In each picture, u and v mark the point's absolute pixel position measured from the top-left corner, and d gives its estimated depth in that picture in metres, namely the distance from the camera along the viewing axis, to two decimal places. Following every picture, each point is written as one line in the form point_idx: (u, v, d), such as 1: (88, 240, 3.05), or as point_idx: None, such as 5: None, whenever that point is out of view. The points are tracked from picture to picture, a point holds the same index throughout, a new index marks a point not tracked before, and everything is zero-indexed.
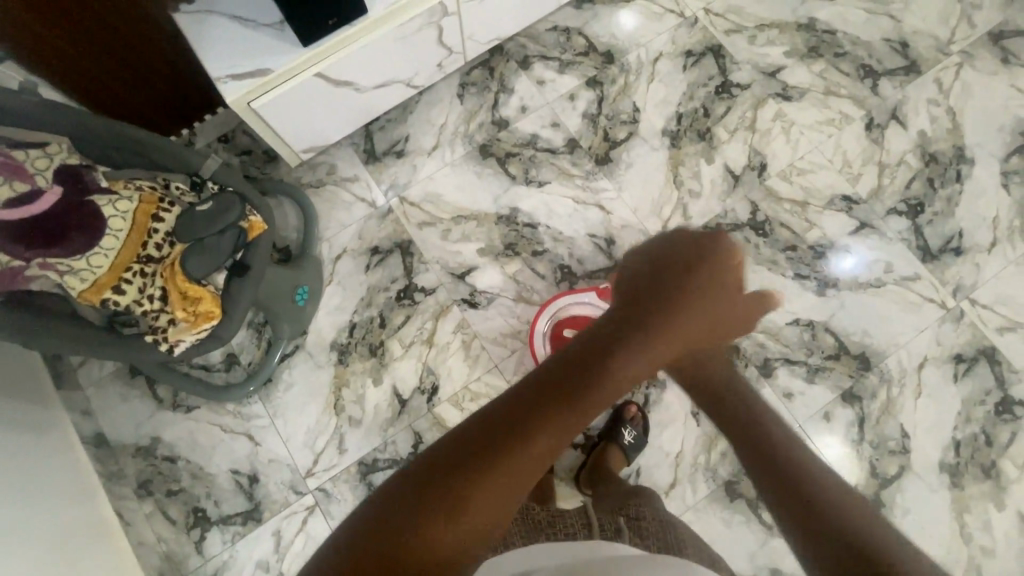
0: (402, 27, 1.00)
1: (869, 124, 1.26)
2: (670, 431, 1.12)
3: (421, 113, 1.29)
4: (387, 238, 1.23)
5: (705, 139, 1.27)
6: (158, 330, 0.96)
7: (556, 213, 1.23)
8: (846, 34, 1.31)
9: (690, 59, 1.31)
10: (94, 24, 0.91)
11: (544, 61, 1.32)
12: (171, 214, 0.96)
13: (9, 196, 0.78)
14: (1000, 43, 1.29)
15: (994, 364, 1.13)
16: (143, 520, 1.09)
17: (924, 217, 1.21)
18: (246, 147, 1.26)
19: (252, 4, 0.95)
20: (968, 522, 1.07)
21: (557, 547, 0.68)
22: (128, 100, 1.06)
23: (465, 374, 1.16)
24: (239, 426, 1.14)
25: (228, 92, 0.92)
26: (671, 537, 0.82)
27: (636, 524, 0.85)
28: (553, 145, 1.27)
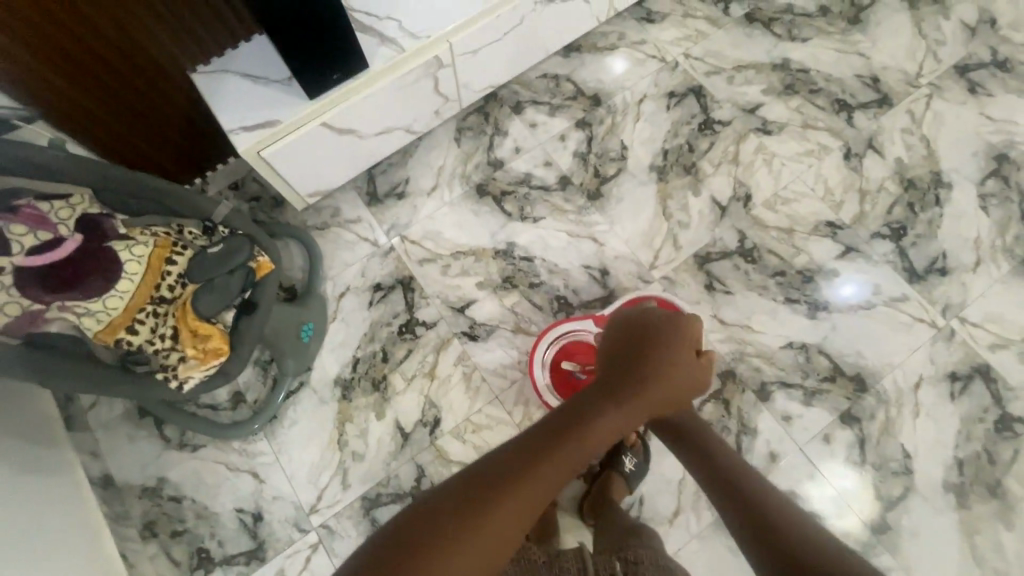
0: (402, 77, 1.08)
1: (847, 153, 1.32)
2: (671, 457, 1.12)
3: (421, 157, 1.36)
4: (389, 275, 1.27)
5: (692, 173, 1.33)
6: (168, 368, 1.01)
7: (551, 246, 1.28)
8: (819, 71, 1.39)
9: (673, 99, 1.39)
10: (119, 85, 0.99)
11: (535, 106, 1.40)
12: (184, 257, 1.00)
13: (33, 244, 0.83)
14: (966, 75, 1.37)
15: (989, 381, 1.14)
16: (147, 561, 1.09)
17: (908, 240, 1.25)
18: (255, 193, 1.32)
19: (264, 62, 1.03)
20: (978, 544, 1.05)
21: None
22: (147, 153, 1.13)
23: (466, 406, 1.18)
24: (243, 463, 1.16)
25: (240, 142, 0.99)
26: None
27: (634, 570, 0.82)
28: (546, 183, 1.34)
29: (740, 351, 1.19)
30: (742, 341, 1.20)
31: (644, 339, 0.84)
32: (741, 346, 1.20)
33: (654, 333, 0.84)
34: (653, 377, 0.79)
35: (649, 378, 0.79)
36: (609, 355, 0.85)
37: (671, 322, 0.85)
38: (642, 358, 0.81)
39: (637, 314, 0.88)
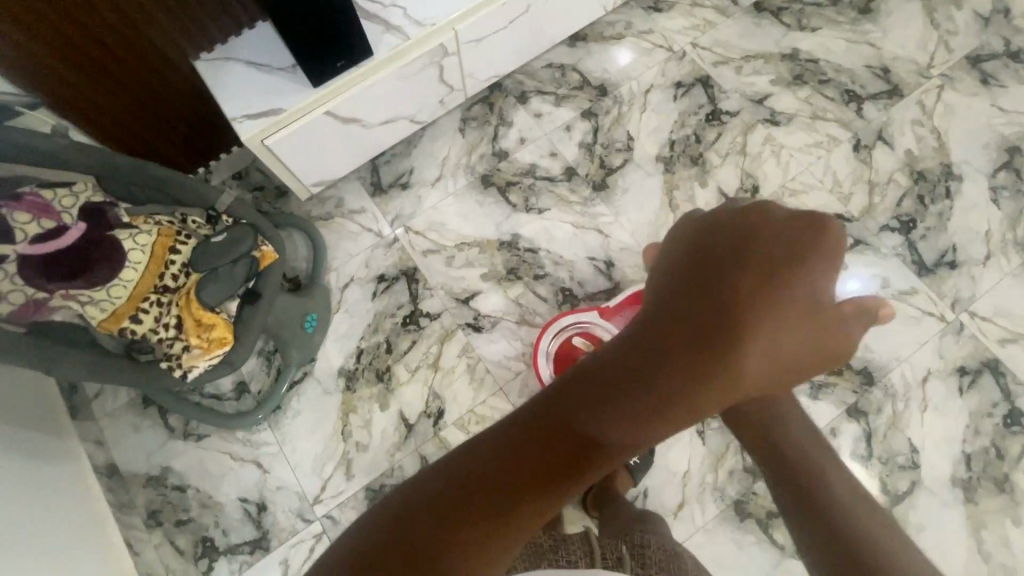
0: (406, 66, 1.07)
1: (856, 145, 1.31)
2: (676, 450, 1.11)
3: (424, 147, 1.35)
4: (392, 266, 1.27)
5: (699, 164, 1.32)
6: (172, 357, 1.00)
7: (556, 238, 1.27)
8: (829, 62, 1.37)
9: (680, 89, 1.37)
10: (124, 73, 0.98)
11: (540, 96, 1.38)
12: (187, 246, 1.00)
13: (36, 231, 0.82)
14: (978, 66, 1.35)
15: (998, 375, 1.13)
16: (152, 550, 1.10)
17: (917, 233, 1.23)
18: (259, 183, 1.32)
19: (267, 50, 1.02)
20: (986, 539, 1.05)
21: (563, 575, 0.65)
22: (150, 142, 1.13)
23: (470, 398, 1.18)
24: (247, 453, 1.16)
25: (244, 130, 0.98)
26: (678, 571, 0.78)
27: (641, 553, 0.81)
28: (551, 174, 1.32)
29: None
30: None
31: (738, 247, 0.45)
32: None
33: (756, 245, 0.45)
34: (752, 331, 0.42)
35: (755, 326, 0.42)
36: (677, 273, 0.45)
37: (786, 232, 0.45)
38: (741, 289, 0.43)
39: (724, 212, 0.48)
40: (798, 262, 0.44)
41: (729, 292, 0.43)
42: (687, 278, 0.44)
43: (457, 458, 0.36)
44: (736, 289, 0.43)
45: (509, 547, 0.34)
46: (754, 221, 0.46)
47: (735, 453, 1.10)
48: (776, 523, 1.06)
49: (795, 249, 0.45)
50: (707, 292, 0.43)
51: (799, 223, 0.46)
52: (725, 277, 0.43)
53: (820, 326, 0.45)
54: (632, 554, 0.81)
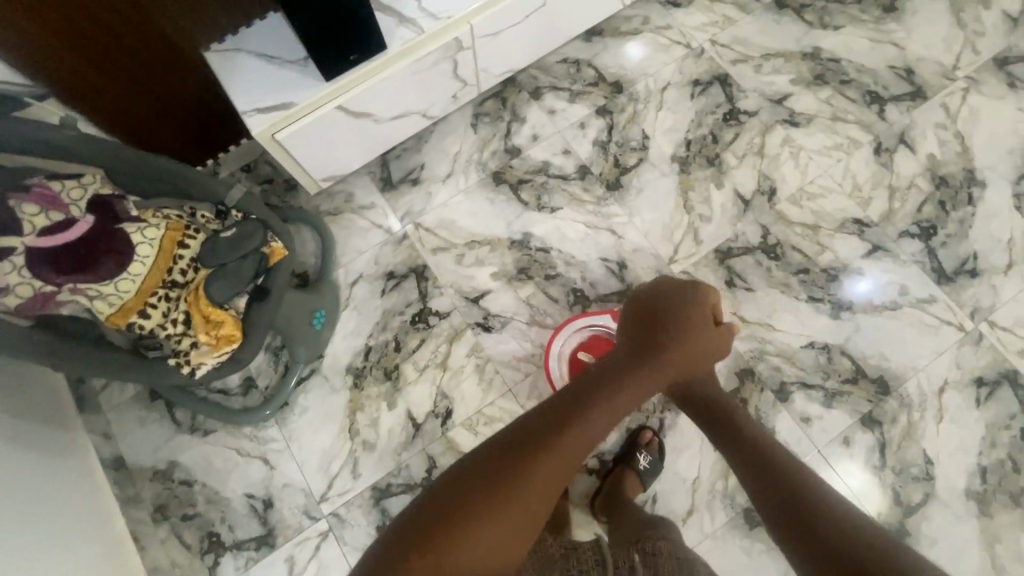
0: (420, 61, 1.05)
1: (878, 148, 1.28)
2: (686, 457, 1.10)
3: (436, 142, 1.33)
4: (402, 263, 1.25)
5: (715, 165, 1.29)
6: (180, 354, 0.99)
7: (568, 237, 1.25)
8: (851, 62, 1.34)
9: (698, 87, 1.35)
10: (132, 63, 0.96)
11: (555, 92, 1.36)
12: (196, 241, 0.99)
13: (45, 223, 0.82)
14: (1005, 68, 1.31)
15: (1017, 388, 1.11)
16: (158, 544, 1.10)
17: (938, 239, 1.21)
18: (268, 176, 1.30)
19: (279, 42, 1.00)
20: (998, 553, 1.03)
21: None
22: (159, 134, 1.11)
23: (478, 398, 1.16)
24: (254, 449, 1.15)
25: (254, 125, 0.96)
26: None
27: (652, 560, 0.81)
28: (565, 172, 1.30)
29: (760, 350, 1.16)
30: (762, 339, 1.17)
31: (652, 317, 0.82)
32: (762, 344, 1.17)
33: (665, 312, 0.83)
34: (661, 358, 0.79)
35: (666, 350, 0.80)
36: (627, 333, 0.84)
37: (678, 302, 0.83)
38: (653, 338, 0.81)
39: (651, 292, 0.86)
40: (684, 318, 0.82)
41: (648, 341, 0.80)
42: (627, 338, 0.83)
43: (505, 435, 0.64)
44: (652, 338, 0.80)
45: (539, 482, 0.60)
46: (669, 297, 0.84)
47: None
48: None
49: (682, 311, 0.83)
50: (638, 344, 0.81)
51: (685, 290, 0.85)
52: (648, 336, 0.81)
53: (704, 350, 0.82)
54: (643, 560, 0.80)
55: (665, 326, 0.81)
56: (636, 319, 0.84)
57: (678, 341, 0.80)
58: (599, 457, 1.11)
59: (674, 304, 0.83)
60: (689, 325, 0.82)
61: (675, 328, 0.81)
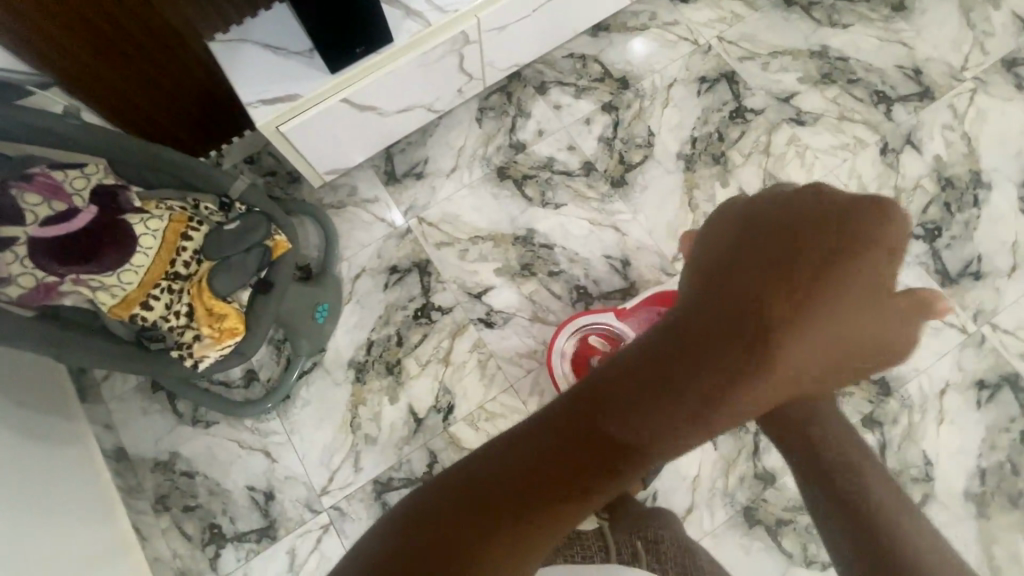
0: (426, 54, 1.04)
1: (884, 149, 1.27)
2: (687, 455, 1.10)
3: (440, 136, 1.32)
4: (405, 257, 1.25)
5: (720, 162, 1.29)
6: (183, 346, 0.99)
7: (572, 234, 1.25)
8: (859, 61, 1.33)
9: (704, 84, 1.34)
10: (135, 53, 0.95)
11: (560, 87, 1.35)
12: (199, 233, 0.99)
13: (47, 214, 0.81)
14: (1013, 69, 1.30)
15: (1017, 391, 1.11)
16: (160, 535, 1.10)
17: (942, 241, 1.21)
18: (271, 168, 1.29)
19: (284, 33, 0.99)
20: (995, 554, 1.04)
21: None
22: (163, 124, 1.10)
23: (480, 394, 1.17)
24: (256, 442, 1.15)
25: (259, 117, 0.95)
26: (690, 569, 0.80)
27: (654, 547, 0.84)
28: (569, 168, 1.30)
29: None
30: None
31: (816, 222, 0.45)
32: None
33: (827, 222, 0.45)
34: (819, 319, 0.43)
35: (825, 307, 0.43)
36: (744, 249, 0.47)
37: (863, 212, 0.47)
38: (820, 253, 0.44)
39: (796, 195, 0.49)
40: (865, 239, 0.45)
41: (791, 258, 0.44)
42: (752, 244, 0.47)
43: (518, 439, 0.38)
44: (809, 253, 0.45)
45: (550, 538, 0.35)
46: (826, 203, 0.47)
47: (746, 459, 1.09)
48: (785, 530, 1.06)
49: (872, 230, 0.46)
50: (780, 254, 0.45)
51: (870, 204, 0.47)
52: (795, 249, 0.45)
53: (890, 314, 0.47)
54: (646, 547, 0.83)
55: (824, 251, 0.44)
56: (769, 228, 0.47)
57: (844, 294, 0.44)
58: None
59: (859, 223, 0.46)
60: (868, 263, 0.45)
61: (843, 260, 0.44)
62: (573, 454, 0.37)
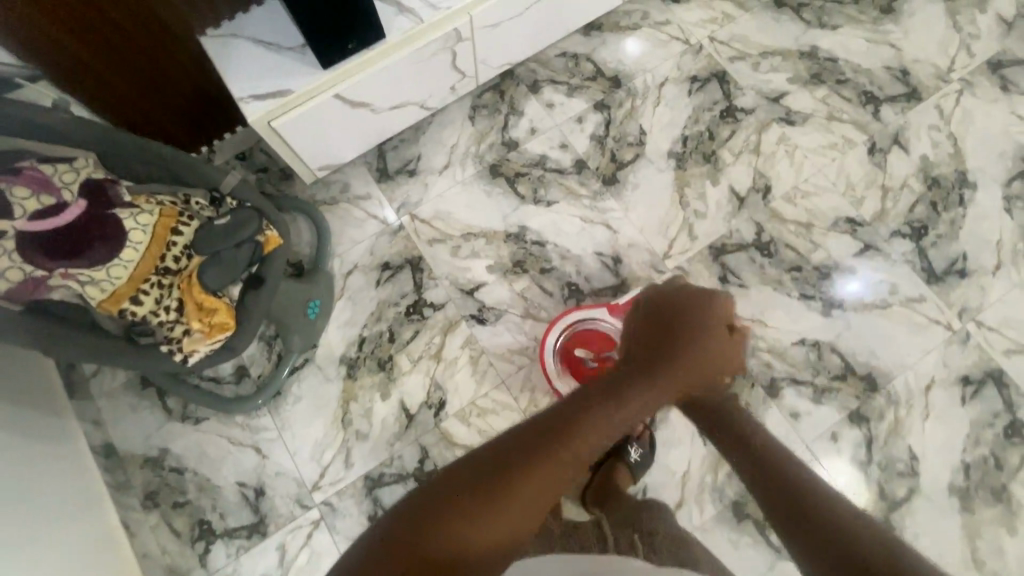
0: (419, 50, 1.04)
1: (872, 148, 1.29)
2: (677, 450, 1.11)
3: (433, 133, 1.32)
4: (397, 254, 1.25)
5: (711, 162, 1.30)
6: (173, 340, 0.98)
7: (564, 231, 1.26)
8: (848, 62, 1.35)
9: (695, 84, 1.35)
10: (123, 44, 0.94)
11: (553, 85, 1.36)
12: (189, 228, 0.99)
13: (35, 208, 0.81)
14: (998, 71, 1.32)
15: (1001, 386, 1.13)
16: (149, 531, 1.09)
17: (928, 240, 1.22)
18: (263, 165, 1.29)
19: (276, 28, 0.99)
20: (979, 548, 1.06)
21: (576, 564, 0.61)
22: (153, 118, 1.10)
23: (472, 389, 1.17)
24: (247, 438, 1.15)
25: (251, 111, 0.95)
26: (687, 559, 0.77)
27: (650, 540, 0.82)
28: (561, 166, 1.30)
29: (752, 346, 1.18)
30: (754, 336, 1.18)
31: (662, 311, 0.70)
32: (753, 340, 1.18)
33: (680, 328, 0.68)
34: (679, 364, 0.65)
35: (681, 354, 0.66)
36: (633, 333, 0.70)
37: (699, 302, 0.71)
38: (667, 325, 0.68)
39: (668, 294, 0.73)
40: (694, 322, 0.69)
41: (664, 327, 0.68)
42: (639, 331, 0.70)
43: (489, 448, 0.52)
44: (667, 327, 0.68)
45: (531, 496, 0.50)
46: (682, 305, 0.71)
47: None
48: (773, 525, 1.07)
49: (703, 314, 0.69)
50: (650, 343, 0.67)
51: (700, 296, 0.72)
52: (670, 326, 0.68)
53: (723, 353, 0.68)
54: (642, 541, 0.81)
55: (682, 319, 0.69)
56: (643, 321, 0.71)
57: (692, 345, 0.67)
58: None
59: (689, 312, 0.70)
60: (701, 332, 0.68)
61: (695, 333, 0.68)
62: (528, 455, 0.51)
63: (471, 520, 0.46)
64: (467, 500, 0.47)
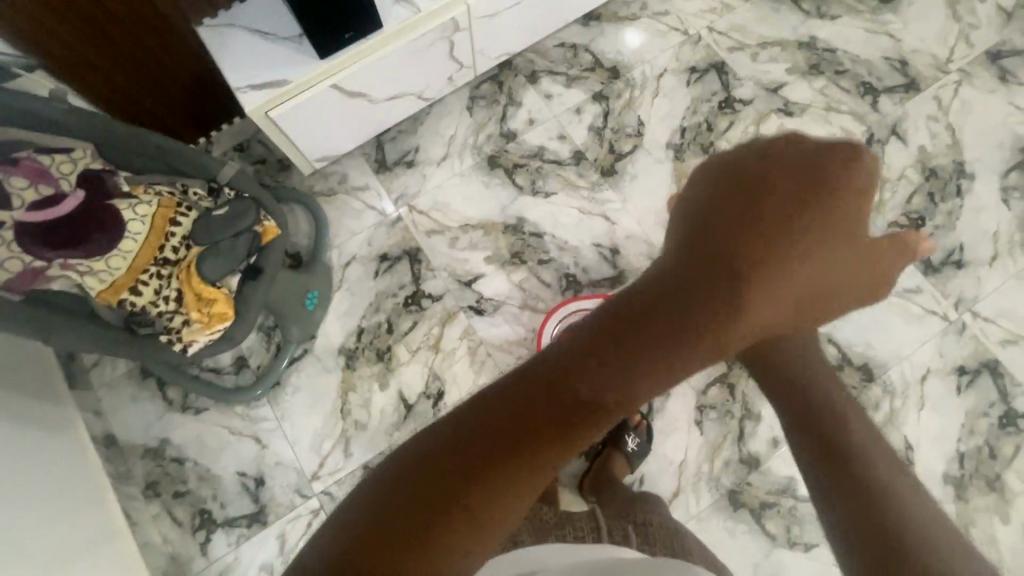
0: (416, 40, 1.04)
1: (870, 139, 1.29)
2: (673, 439, 1.12)
3: (431, 124, 1.32)
4: (395, 245, 1.25)
5: (709, 153, 1.30)
6: (172, 331, 0.99)
7: (562, 223, 1.26)
8: (847, 52, 1.34)
9: (694, 75, 1.34)
10: (121, 35, 0.94)
11: (551, 76, 1.35)
12: (188, 219, 0.99)
13: (33, 199, 0.81)
14: (997, 62, 1.32)
15: (997, 376, 1.14)
16: (149, 520, 1.10)
17: (925, 231, 1.22)
18: (261, 155, 1.29)
19: (273, 18, 0.99)
20: (973, 536, 1.07)
21: (575, 552, 0.64)
22: (151, 110, 1.10)
23: (470, 380, 1.18)
24: (246, 428, 1.16)
25: (248, 102, 0.95)
26: (681, 549, 0.78)
27: (645, 531, 0.82)
28: (559, 157, 1.30)
29: None
30: None
31: (773, 163, 0.49)
32: None
33: (815, 186, 0.48)
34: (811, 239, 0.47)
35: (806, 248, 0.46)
36: (721, 204, 0.48)
37: (836, 156, 0.50)
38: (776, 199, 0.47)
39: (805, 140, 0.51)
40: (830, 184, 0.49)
41: (781, 188, 0.48)
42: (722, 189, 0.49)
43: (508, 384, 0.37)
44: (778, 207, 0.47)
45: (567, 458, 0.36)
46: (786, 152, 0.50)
47: (732, 444, 1.11)
48: (768, 513, 1.08)
49: (835, 176, 0.49)
50: (779, 213, 0.47)
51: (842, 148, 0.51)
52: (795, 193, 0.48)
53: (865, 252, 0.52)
54: (637, 531, 0.82)
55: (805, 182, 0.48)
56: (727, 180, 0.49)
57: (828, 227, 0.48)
58: None
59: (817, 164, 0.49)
60: (846, 197, 0.49)
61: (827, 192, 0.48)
62: (564, 411, 0.36)
63: (500, 508, 0.33)
64: (498, 467, 0.33)
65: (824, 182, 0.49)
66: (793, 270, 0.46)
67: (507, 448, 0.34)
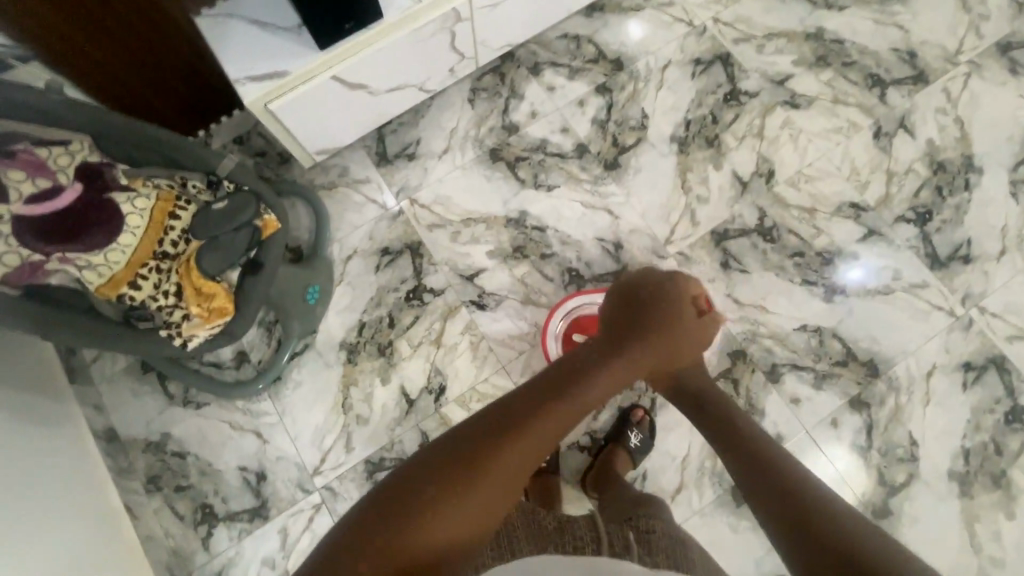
0: (417, 31, 1.02)
1: (877, 132, 1.27)
2: (676, 435, 1.12)
3: (432, 117, 1.31)
4: (397, 239, 1.24)
5: (714, 146, 1.28)
6: (172, 325, 0.98)
7: (565, 216, 1.25)
8: (854, 44, 1.32)
9: (699, 66, 1.33)
10: (117, 25, 0.93)
11: (554, 68, 1.33)
12: (187, 212, 0.99)
13: (31, 191, 0.81)
14: (1008, 54, 1.30)
15: (1003, 372, 1.13)
16: (151, 514, 1.10)
17: (933, 225, 1.21)
18: (261, 148, 1.28)
19: (271, 8, 0.97)
20: (978, 532, 1.06)
21: None
22: (149, 102, 1.09)
23: (472, 374, 1.17)
24: (247, 423, 1.15)
25: (246, 94, 0.94)
26: (683, 561, 0.75)
27: (648, 538, 0.80)
28: (562, 150, 1.29)
29: (753, 332, 1.17)
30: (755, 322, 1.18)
31: (639, 287, 0.87)
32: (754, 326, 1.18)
33: (658, 303, 0.84)
34: (646, 335, 0.81)
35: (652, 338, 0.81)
36: (614, 306, 0.86)
37: (680, 288, 0.86)
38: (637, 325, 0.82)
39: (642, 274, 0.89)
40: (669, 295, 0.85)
41: (641, 305, 0.84)
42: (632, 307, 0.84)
43: (469, 423, 0.64)
44: (641, 320, 0.82)
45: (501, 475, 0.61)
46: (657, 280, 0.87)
47: None
48: None
49: (666, 295, 0.85)
50: (630, 318, 0.83)
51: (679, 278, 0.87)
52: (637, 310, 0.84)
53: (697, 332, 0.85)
54: (640, 539, 0.79)
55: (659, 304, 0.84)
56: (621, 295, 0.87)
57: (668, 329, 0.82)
58: (591, 436, 1.13)
59: (666, 289, 0.85)
60: (675, 305, 0.84)
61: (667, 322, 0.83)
62: (507, 428, 0.63)
63: (448, 509, 0.56)
64: (447, 478, 0.58)
65: (665, 299, 0.85)
66: (628, 359, 0.79)
67: (457, 467, 0.59)
